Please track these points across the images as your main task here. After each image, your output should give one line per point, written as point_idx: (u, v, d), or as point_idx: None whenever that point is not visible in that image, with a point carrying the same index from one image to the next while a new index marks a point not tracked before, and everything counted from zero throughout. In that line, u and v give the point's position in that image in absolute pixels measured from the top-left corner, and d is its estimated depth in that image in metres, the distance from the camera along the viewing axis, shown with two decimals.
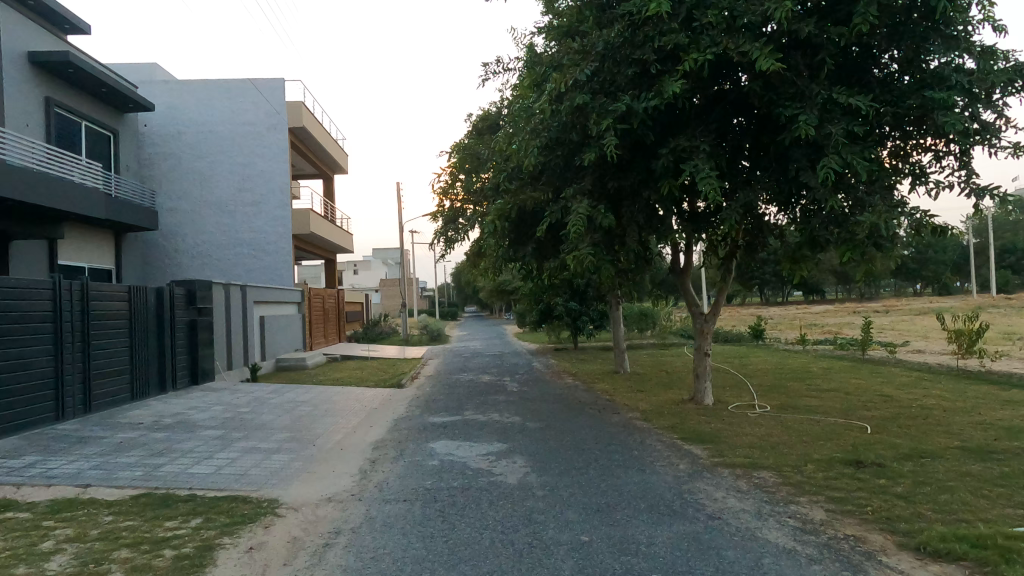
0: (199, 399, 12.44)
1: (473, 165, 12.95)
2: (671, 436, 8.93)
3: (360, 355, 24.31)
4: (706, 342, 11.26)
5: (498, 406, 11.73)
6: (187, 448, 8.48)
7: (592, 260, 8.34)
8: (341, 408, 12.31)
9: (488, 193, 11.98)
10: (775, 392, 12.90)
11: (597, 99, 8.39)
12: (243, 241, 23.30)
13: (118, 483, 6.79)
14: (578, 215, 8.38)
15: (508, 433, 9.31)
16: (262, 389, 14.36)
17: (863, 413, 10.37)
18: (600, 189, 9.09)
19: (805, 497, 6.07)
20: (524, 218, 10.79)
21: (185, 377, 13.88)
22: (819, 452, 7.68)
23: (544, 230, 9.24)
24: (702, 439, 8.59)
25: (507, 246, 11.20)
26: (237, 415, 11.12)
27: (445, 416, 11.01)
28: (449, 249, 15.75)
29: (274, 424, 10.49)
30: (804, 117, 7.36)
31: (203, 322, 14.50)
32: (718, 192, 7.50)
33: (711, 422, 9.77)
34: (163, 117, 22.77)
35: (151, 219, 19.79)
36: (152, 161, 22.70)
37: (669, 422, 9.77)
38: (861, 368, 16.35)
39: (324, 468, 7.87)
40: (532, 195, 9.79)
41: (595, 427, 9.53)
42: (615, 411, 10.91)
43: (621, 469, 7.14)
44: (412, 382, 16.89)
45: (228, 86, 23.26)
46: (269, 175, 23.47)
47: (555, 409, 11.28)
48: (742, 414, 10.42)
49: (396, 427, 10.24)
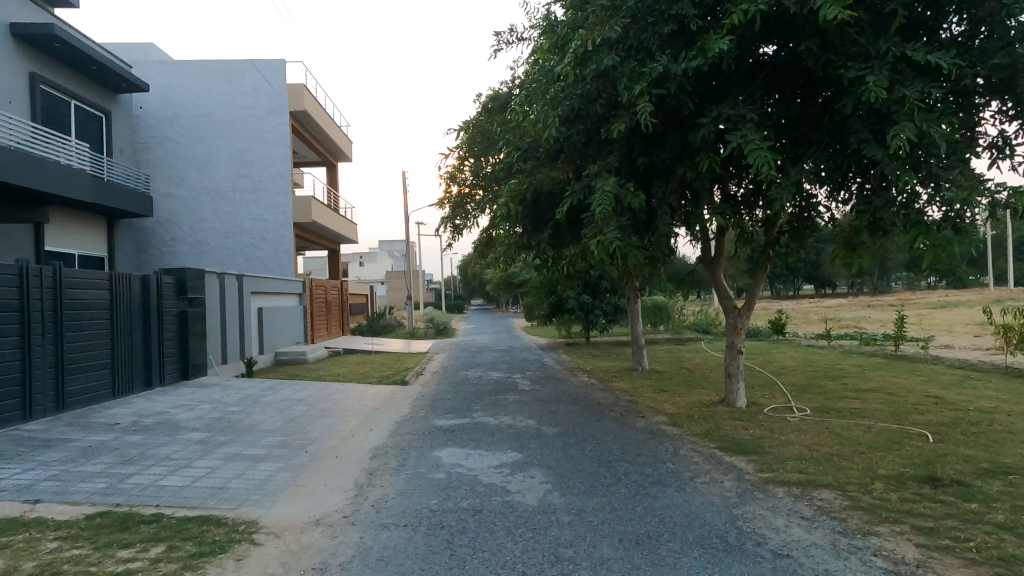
0: (186, 396, 11.54)
1: (481, 147, 11.90)
2: (706, 444, 7.91)
3: (363, 348, 23.39)
4: (739, 338, 10.22)
5: (510, 407, 10.77)
6: (163, 455, 7.56)
7: (619, 245, 7.36)
8: (340, 408, 11.38)
9: (501, 175, 10.95)
10: (810, 393, 11.85)
11: (627, 62, 7.37)
12: (242, 230, 22.38)
13: (74, 499, 5.86)
14: (604, 194, 7.42)
15: (523, 440, 8.31)
16: (257, 385, 13.47)
17: (917, 417, 9.29)
18: (628, 165, 8.11)
19: (885, 526, 5.02)
20: (540, 199, 9.78)
21: (174, 372, 13.02)
22: (884, 466, 6.63)
23: (564, 212, 8.23)
24: (744, 449, 7.57)
25: (521, 232, 10.23)
26: (225, 415, 10.20)
27: (453, 419, 10.05)
28: (457, 238, 14.75)
29: (265, 426, 9.57)
30: (873, 79, 6.30)
31: (194, 314, 13.63)
32: (771, 167, 6.48)
33: (750, 428, 8.73)
34: (159, 99, 21.85)
35: (144, 206, 18.91)
36: (148, 146, 21.83)
37: (702, 427, 8.75)
38: (897, 365, 15.30)
39: (315, 481, 6.92)
40: (550, 173, 8.76)
41: (619, 434, 8.54)
42: (639, 414, 9.90)
43: (657, 488, 6.13)
44: (417, 378, 15.94)
45: (226, 68, 22.31)
46: (269, 160, 22.51)
47: (573, 411, 10.30)
48: (780, 419, 9.37)
49: (399, 431, 9.28)
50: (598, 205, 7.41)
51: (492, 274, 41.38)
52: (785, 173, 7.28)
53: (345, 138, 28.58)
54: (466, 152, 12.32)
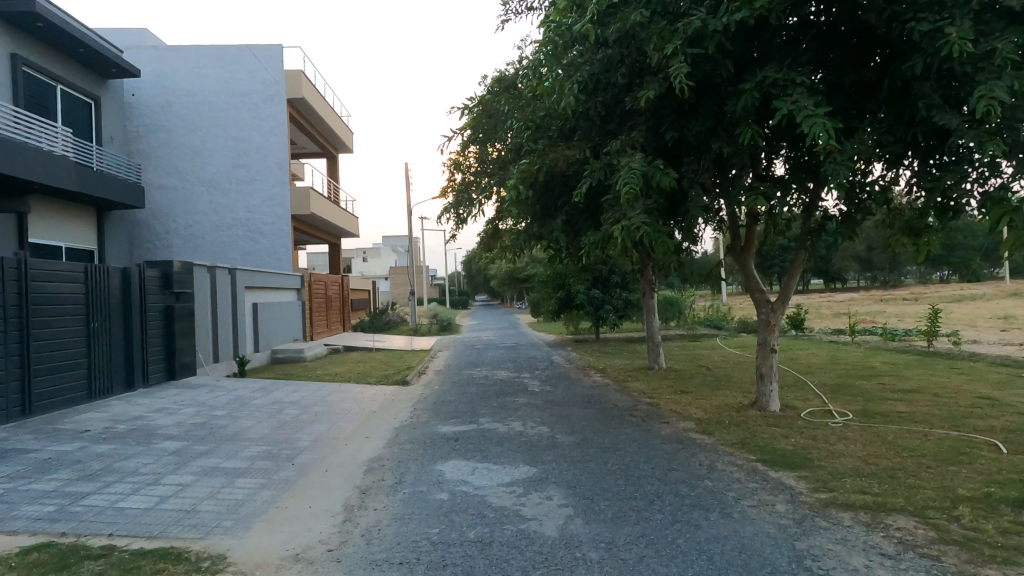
0: (169, 400, 10.66)
1: (487, 129, 10.93)
2: (746, 457, 6.97)
3: (364, 346, 22.50)
4: (773, 336, 9.25)
5: (519, 411, 9.85)
6: (129, 469, 6.65)
7: (647, 231, 6.45)
8: (335, 412, 10.50)
9: (509, 158, 9.99)
10: (846, 393, 10.88)
11: (656, 20, 6.41)
12: (237, 223, 21.49)
13: (13, 528, 4.97)
14: (630, 173, 6.49)
15: (536, 451, 7.37)
16: (247, 386, 12.59)
17: (977, 423, 8.31)
18: (655, 141, 7.17)
19: (992, 568, 4.08)
20: (553, 182, 8.85)
21: (160, 373, 12.16)
22: (964, 486, 5.65)
23: (581, 195, 7.28)
24: (791, 462, 6.61)
25: (531, 220, 9.27)
26: (209, 420, 9.34)
27: (457, 425, 9.14)
28: (460, 228, 13.81)
29: (250, 434, 8.68)
30: (956, 30, 5.32)
31: (181, 310, 12.77)
32: (831, 137, 5.51)
33: (791, 437, 7.78)
34: (151, 87, 20.97)
35: (136, 197, 18.06)
36: (140, 136, 20.97)
37: (737, 436, 7.81)
38: (933, 363, 14.29)
39: (298, 502, 6.02)
40: (565, 152, 7.82)
41: (643, 443, 7.61)
42: (663, 420, 8.96)
43: (697, 514, 5.19)
44: (419, 378, 14.98)
45: (221, 54, 21.41)
46: (265, 150, 21.61)
47: (589, 416, 9.38)
48: (822, 425, 8.40)
49: (396, 440, 8.37)
50: (623, 185, 6.49)
51: (496, 269, 40.44)
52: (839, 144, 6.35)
53: (345, 129, 27.67)
54: (471, 134, 11.34)
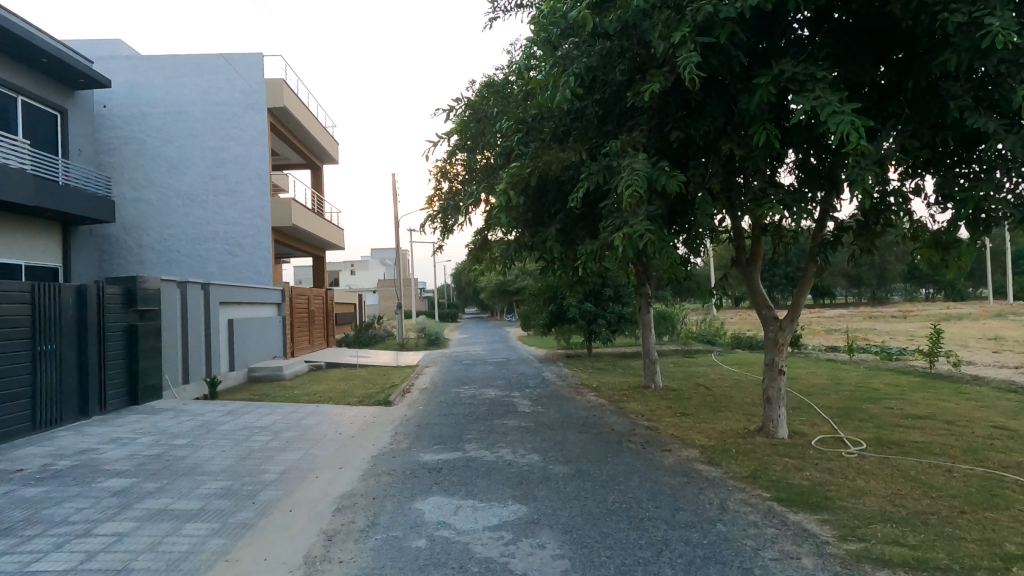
0: (126, 427, 9.78)
1: (474, 136, 10.32)
2: (759, 493, 6.28)
3: (347, 362, 21.61)
4: (780, 356, 8.65)
5: (509, 437, 9.10)
6: (59, 516, 5.81)
7: (652, 238, 5.91)
8: (309, 438, 9.69)
9: (498, 165, 9.36)
10: (855, 418, 10.25)
11: (661, 10, 5.87)
12: (216, 234, 20.66)
13: None
14: (633, 175, 5.96)
15: (526, 486, 6.61)
16: (215, 409, 11.70)
17: (1002, 457, 7.66)
18: (658, 141, 6.69)
19: None
20: (547, 187, 8.28)
21: (120, 397, 11.27)
22: (1010, 540, 4.95)
23: (578, 199, 6.76)
24: (811, 502, 5.92)
25: (523, 229, 8.67)
26: (166, 450, 8.51)
27: (440, 453, 8.35)
28: (446, 239, 13.13)
29: (210, 466, 7.85)
30: (998, 20, 4.80)
31: (145, 328, 11.94)
32: (858, 135, 4.97)
33: (805, 470, 7.10)
34: (125, 95, 20.23)
35: (106, 211, 17.23)
36: (114, 145, 20.17)
37: (746, 467, 7.14)
38: (939, 385, 13.66)
39: (253, 553, 5.19)
40: (559, 155, 7.29)
41: (644, 476, 6.91)
42: (664, 447, 8.27)
43: (713, 572, 4.46)
44: (403, 397, 14.15)
45: (199, 62, 20.71)
46: (246, 160, 20.84)
47: (584, 442, 8.66)
48: (835, 456, 7.75)
49: (373, 472, 7.57)
50: (626, 188, 5.96)
51: (486, 281, 39.72)
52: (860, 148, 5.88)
53: (331, 139, 27.00)
54: (458, 139, 10.67)
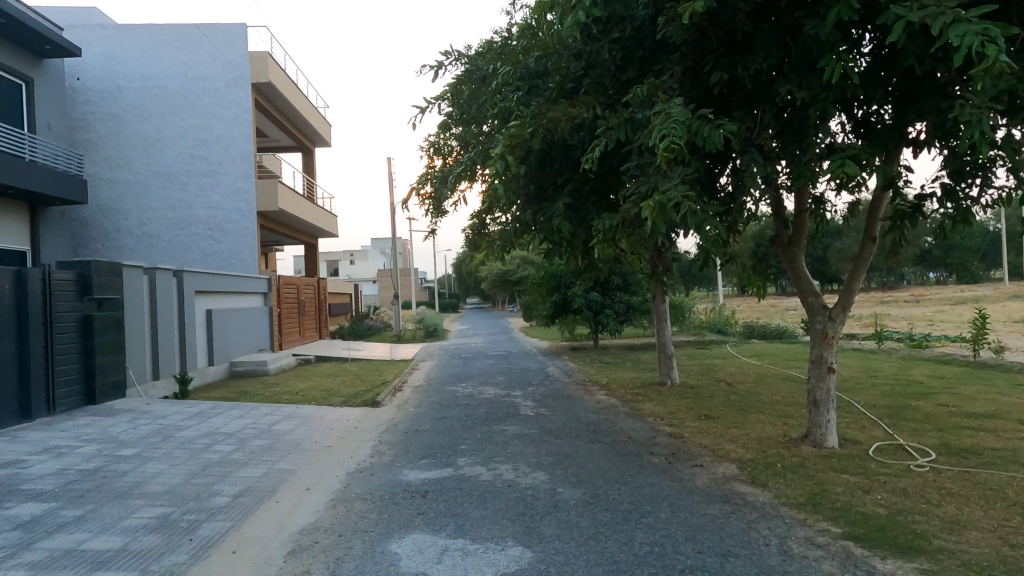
0: (71, 434, 8.51)
1: (469, 98, 8.92)
2: (826, 528, 4.97)
3: (338, 356, 20.31)
4: (829, 352, 7.32)
5: (509, 448, 7.81)
6: None
7: (691, 208, 4.61)
8: (279, 448, 8.38)
9: (495, 129, 7.99)
10: (909, 419, 8.90)
11: None
12: (197, 220, 19.28)
13: None
14: (669, 123, 4.62)
15: (531, 518, 5.29)
16: (180, 411, 10.40)
17: None
18: (694, 88, 5.44)
19: None
20: (551, 152, 6.98)
21: (72, 398, 10.01)
22: None
23: (593, 162, 5.43)
24: (899, 542, 4.61)
25: (523, 204, 7.35)
26: (107, 464, 7.24)
27: (429, 469, 7.04)
28: (439, 222, 11.76)
29: (153, 486, 6.58)
30: None
31: (103, 321, 10.64)
32: (994, 53, 3.68)
33: (873, 491, 5.79)
34: (98, 69, 18.80)
35: (79, 191, 15.86)
36: (85, 124, 18.78)
37: (800, 489, 5.83)
38: (986, 378, 12.27)
39: None
40: (568, 110, 6.00)
41: (676, 502, 5.60)
42: (694, 461, 6.96)
43: None
44: (394, 396, 12.87)
45: (177, 34, 19.22)
46: (228, 141, 19.42)
47: (598, 454, 7.35)
48: (904, 470, 6.45)
49: (344, 496, 6.26)
50: (659, 141, 4.62)
51: (487, 270, 38.35)
52: (961, 89, 4.67)
53: (322, 121, 25.53)
54: (450, 102, 9.23)
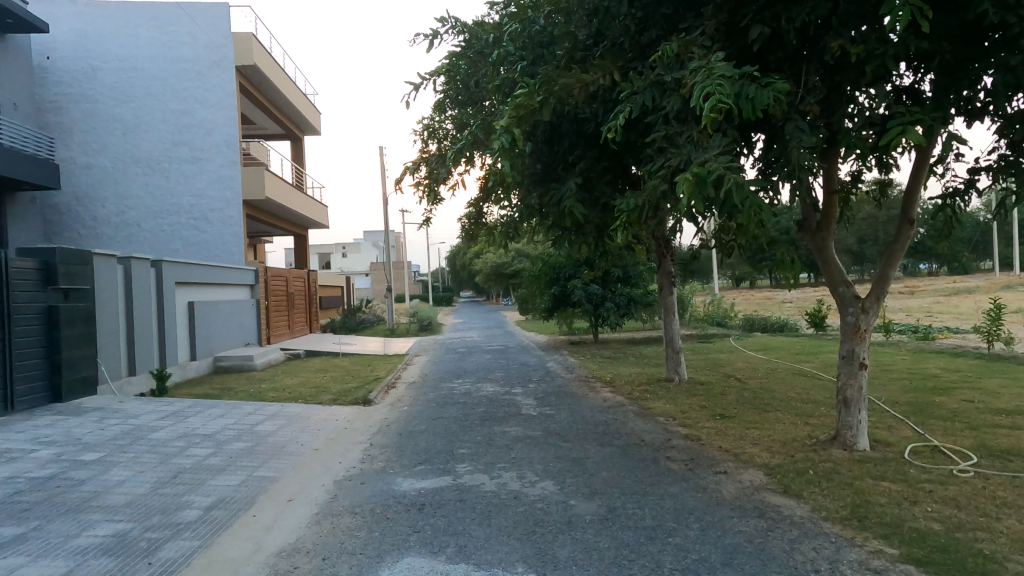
0: (30, 435, 7.79)
1: (467, 71, 8.18)
2: (877, 548, 4.37)
3: (329, 350, 19.56)
4: (862, 346, 6.70)
5: (512, 452, 7.15)
6: None
7: (736, 180, 3.96)
8: (260, 452, 7.68)
9: (496, 103, 7.29)
10: (938, 417, 8.33)
11: None
12: (180, 208, 18.43)
13: None
14: (710, 80, 3.97)
15: (541, 538, 4.66)
16: (156, 410, 9.68)
17: None
18: (729, 48, 4.82)
19: None
20: (561, 126, 6.30)
21: (35, 395, 9.27)
22: None
23: (615, 132, 4.77)
24: (966, 566, 4.00)
25: (528, 184, 6.68)
26: (64, 470, 6.54)
27: (426, 477, 6.38)
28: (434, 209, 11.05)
29: (113, 497, 5.88)
30: None
31: (70, 312, 9.89)
32: None
33: (922, 502, 5.18)
34: (72, 48, 17.87)
35: (50, 176, 15.02)
36: (59, 106, 17.86)
37: (841, 501, 5.22)
38: (1007, 372, 11.75)
39: None
40: (584, 75, 5.34)
41: (703, 518, 4.98)
42: (717, 467, 6.34)
43: None
44: (387, 393, 12.18)
45: (156, 13, 18.29)
46: (212, 125, 18.54)
47: (610, 459, 6.72)
48: (950, 476, 5.86)
49: (330, 510, 5.59)
50: (700, 102, 3.96)
51: (483, 263, 37.63)
52: None
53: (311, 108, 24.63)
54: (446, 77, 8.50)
